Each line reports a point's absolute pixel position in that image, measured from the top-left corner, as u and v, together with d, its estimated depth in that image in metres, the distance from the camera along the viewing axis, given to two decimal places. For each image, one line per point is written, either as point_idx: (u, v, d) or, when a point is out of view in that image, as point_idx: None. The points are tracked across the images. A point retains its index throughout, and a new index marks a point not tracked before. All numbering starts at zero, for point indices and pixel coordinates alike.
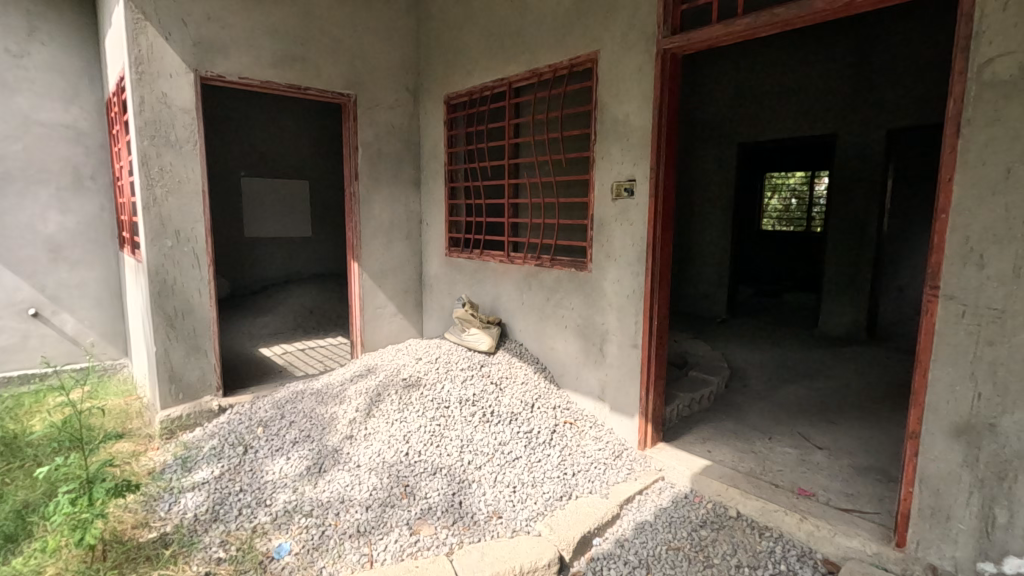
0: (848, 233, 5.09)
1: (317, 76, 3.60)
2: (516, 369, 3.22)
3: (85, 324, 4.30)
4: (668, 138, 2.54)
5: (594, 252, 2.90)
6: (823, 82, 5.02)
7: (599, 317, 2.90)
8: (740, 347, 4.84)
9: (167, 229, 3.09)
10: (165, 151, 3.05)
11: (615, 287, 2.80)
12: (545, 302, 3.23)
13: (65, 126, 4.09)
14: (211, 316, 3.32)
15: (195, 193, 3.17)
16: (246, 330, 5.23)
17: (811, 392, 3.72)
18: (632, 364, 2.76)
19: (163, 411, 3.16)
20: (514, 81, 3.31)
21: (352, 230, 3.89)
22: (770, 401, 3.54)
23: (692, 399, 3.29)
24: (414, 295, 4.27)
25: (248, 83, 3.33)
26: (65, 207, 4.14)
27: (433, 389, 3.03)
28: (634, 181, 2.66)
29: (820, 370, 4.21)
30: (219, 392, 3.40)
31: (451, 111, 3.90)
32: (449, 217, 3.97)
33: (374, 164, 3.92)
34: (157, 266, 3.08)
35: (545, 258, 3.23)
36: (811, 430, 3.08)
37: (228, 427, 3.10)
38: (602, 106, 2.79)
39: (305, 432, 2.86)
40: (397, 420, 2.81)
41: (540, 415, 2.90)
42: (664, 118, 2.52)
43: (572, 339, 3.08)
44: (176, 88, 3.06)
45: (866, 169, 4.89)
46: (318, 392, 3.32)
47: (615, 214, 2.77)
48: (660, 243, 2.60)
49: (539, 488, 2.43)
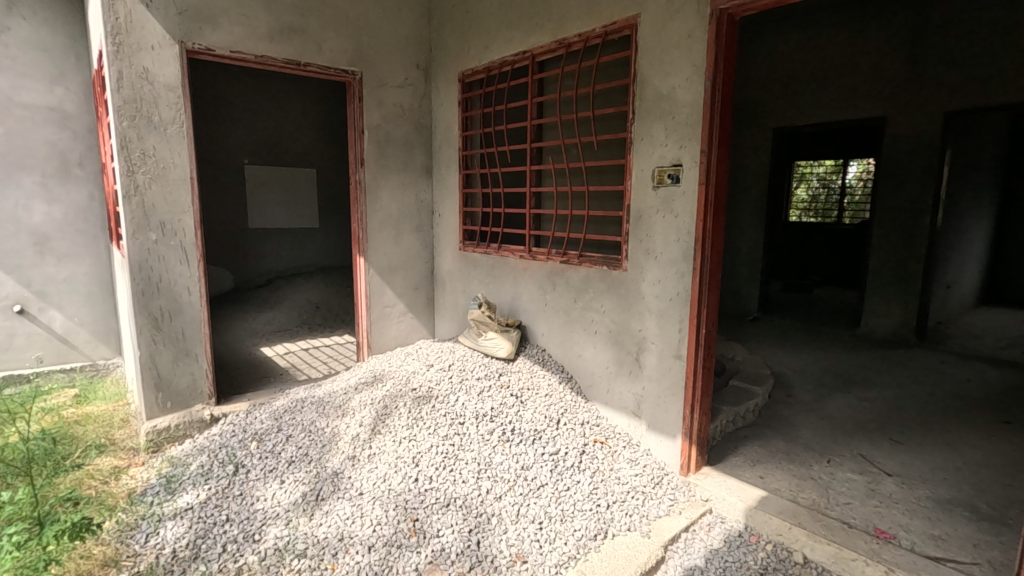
0: (897, 225, 4.66)
1: (318, 51, 3.24)
2: (538, 379, 2.87)
3: (74, 321, 4.03)
4: (722, 116, 2.16)
5: (629, 249, 2.54)
6: (873, 59, 4.57)
7: (636, 322, 2.54)
8: (779, 350, 4.45)
9: (151, 220, 2.78)
10: (148, 133, 2.72)
11: (656, 289, 2.44)
12: (572, 304, 2.87)
13: (50, 108, 3.78)
14: (202, 317, 3.01)
15: (182, 181, 2.85)
16: (248, 327, 4.94)
17: (863, 403, 3.35)
18: (673, 377, 2.40)
19: (149, 421, 2.87)
20: (538, 54, 2.93)
21: (357, 221, 3.55)
22: (821, 415, 3.17)
23: (736, 413, 2.93)
24: (426, 291, 3.93)
25: (241, 57, 2.99)
26: (50, 196, 3.84)
27: (445, 402, 2.70)
28: (680, 166, 2.28)
29: (870, 377, 3.83)
30: (212, 400, 3.10)
31: (466, 90, 3.54)
32: (463, 208, 3.63)
33: (381, 150, 3.57)
34: (140, 261, 2.77)
35: (572, 254, 2.87)
36: (874, 451, 2.71)
37: (220, 441, 2.82)
38: (641, 79, 2.41)
39: (303, 450, 2.56)
40: (406, 438, 2.49)
41: (567, 433, 2.56)
42: (718, 92, 2.14)
43: (602, 346, 2.73)
44: (159, 62, 2.72)
45: (920, 156, 4.46)
46: (320, 402, 3.03)
47: (657, 206, 2.40)
48: (710, 241, 2.24)
49: (569, 525, 2.09)
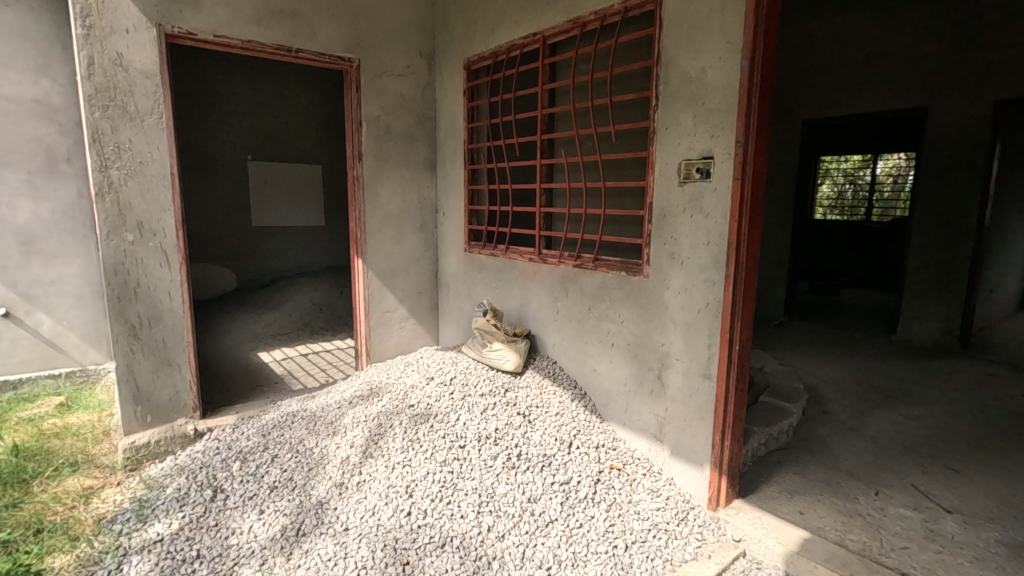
0: (940, 225, 4.29)
1: (311, 36, 2.99)
2: (548, 397, 2.60)
3: (63, 325, 3.83)
4: (761, 99, 1.86)
5: (651, 252, 2.25)
6: (915, 45, 4.22)
7: (658, 335, 2.26)
8: (810, 359, 4.13)
9: (127, 219, 2.55)
10: (122, 125, 2.50)
11: (681, 299, 2.15)
12: (586, 313, 2.59)
13: (35, 101, 3.57)
14: (186, 324, 2.78)
15: (162, 177, 2.62)
16: (247, 330, 4.74)
17: (908, 422, 3.03)
18: (701, 398, 2.11)
19: (127, 437, 2.65)
20: (549, 36, 2.65)
21: (355, 220, 3.30)
22: (862, 436, 2.86)
23: (769, 435, 2.63)
24: (429, 295, 3.68)
25: (225, 42, 2.76)
26: (37, 193, 3.65)
27: (445, 422, 2.44)
28: (711, 158, 1.99)
29: (914, 391, 3.49)
30: (197, 413, 2.88)
31: (472, 78, 3.26)
32: (468, 206, 3.36)
33: (381, 143, 3.31)
34: (115, 265, 2.55)
35: (586, 257, 2.59)
36: (928, 482, 2.39)
37: (201, 460, 2.59)
38: (666, 60, 2.12)
39: (287, 475, 2.32)
40: (400, 464, 2.23)
41: (580, 458, 2.29)
42: (757, 72, 1.84)
43: (620, 361, 2.44)
44: (135, 47, 2.49)
45: (966, 149, 4.09)
46: (312, 417, 2.80)
47: (683, 204, 2.10)
48: (746, 245, 1.94)
49: (582, 570, 1.81)
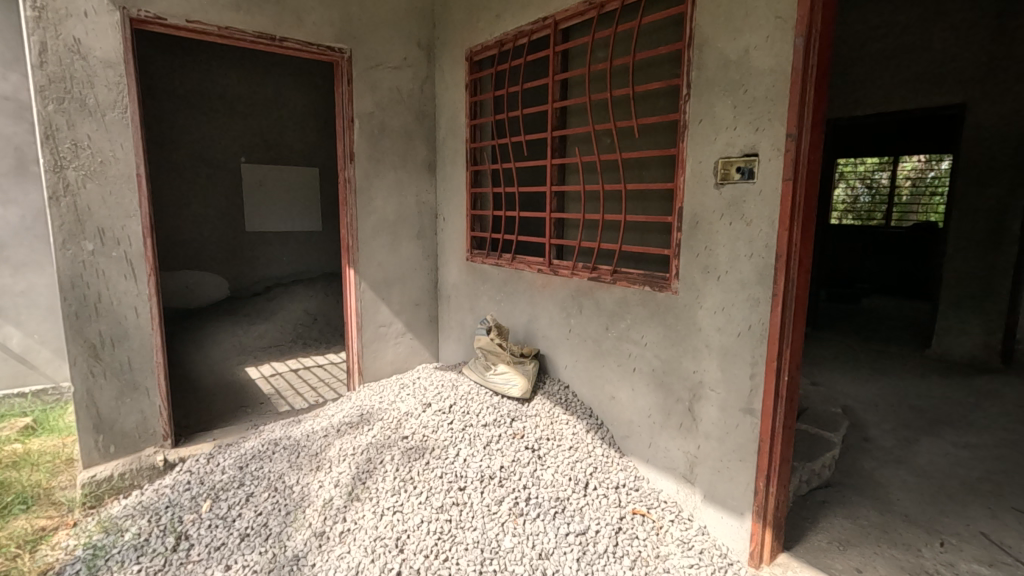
0: (980, 232, 3.97)
1: (296, 23, 2.71)
2: (560, 428, 2.30)
3: (34, 338, 3.53)
4: (818, 84, 1.55)
5: (680, 265, 1.95)
6: (952, 39, 3.90)
7: (689, 361, 1.95)
8: (842, 376, 3.80)
9: (86, 226, 2.27)
10: (80, 120, 2.22)
11: (717, 320, 1.85)
12: (603, 333, 2.29)
13: (2, 98, 3.24)
14: (155, 342, 2.49)
15: (126, 179, 2.34)
16: (236, 341, 4.45)
17: (961, 452, 2.71)
18: (741, 437, 1.81)
19: (86, 471, 2.36)
20: (562, 20, 2.35)
21: (346, 226, 3.00)
22: (911, 468, 2.55)
23: (811, 471, 2.32)
24: (427, 307, 3.39)
25: (200, 29, 2.48)
26: (4, 197, 3.32)
27: (442, 458, 2.15)
28: (754, 156, 1.69)
29: (960, 414, 3.17)
30: (167, 442, 2.58)
31: (475, 70, 2.97)
32: (471, 210, 3.06)
33: (375, 143, 3.02)
34: (73, 277, 2.26)
35: (603, 269, 2.29)
36: (999, 529, 2.07)
37: (168, 497, 2.29)
38: (700, 43, 1.83)
39: (261, 521, 2.02)
40: (390, 510, 1.93)
41: (597, 502, 1.98)
42: (814, 53, 1.54)
43: (643, 389, 2.14)
44: (95, 33, 2.21)
45: (1009, 150, 3.78)
46: (295, 447, 2.50)
47: (720, 210, 1.80)
48: (797, 258, 1.63)
49: None
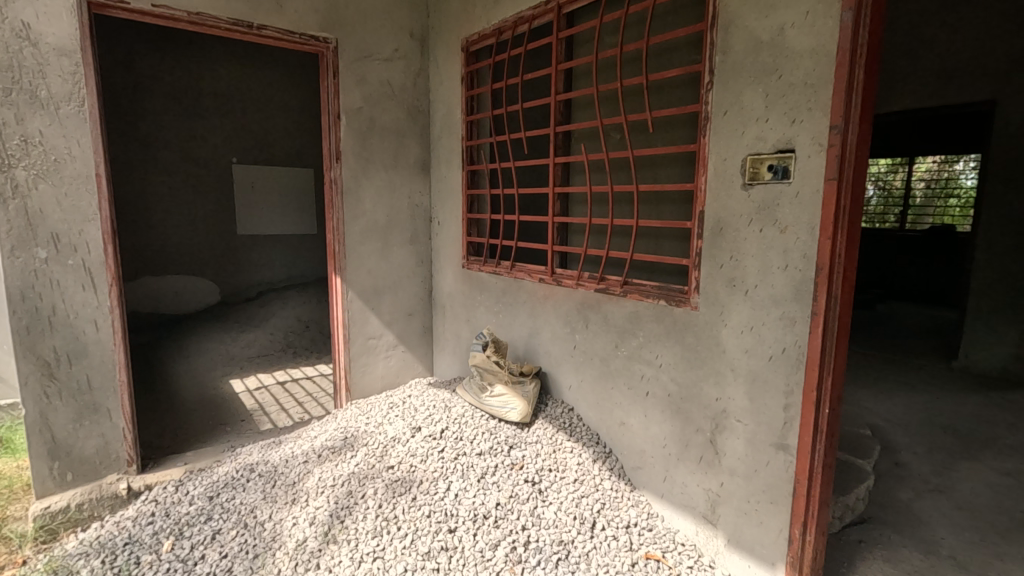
0: (1012, 236, 3.71)
1: (277, 9, 2.49)
2: (563, 457, 2.06)
3: None
4: (869, 66, 1.31)
5: (701, 277, 1.72)
6: (982, 32, 3.68)
7: (710, 387, 1.71)
8: (865, 392, 3.55)
9: (38, 232, 2.04)
10: (31, 114, 1.99)
11: (744, 341, 1.61)
12: (612, 352, 2.05)
13: None
14: (118, 359, 2.26)
15: (84, 179, 2.11)
16: (223, 351, 4.21)
17: (1006, 480, 2.45)
18: (774, 477, 1.56)
19: (38, 502, 2.13)
20: (566, 3, 2.12)
21: (332, 231, 2.77)
22: (952, 500, 2.30)
23: (844, 506, 2.07)
24: (421, 318, 3.16)
25: (168, 14, 2.25)
26: None
27: (431, 493, 1.92)
28: (790, 151, 1.45)
29: (998, 435, 2.92)
30: (133, 468, 2.35)
31: (472, 62, 2.75)
32: (467, 214, 2.83)
33: (363, 140, 2.79)
34: (23, 288, 2.04)
35: (612, 280, 2.05)
36: None
37: (127, 533, 2.04)
38: (724, 23, 1.59)
39: (225, 565, 1.78)
40: (370, 555, 1.70)
41: (605, 546, 1.74)
42: (865, 30, 1.30)
43: (657, 416, 1.90)
44: (48, 17, 1.99)
45: None
46: (271, 474, 2.27)
47: (749, 214, 1.57)
48: (843, 269, 1.39)
49: None
